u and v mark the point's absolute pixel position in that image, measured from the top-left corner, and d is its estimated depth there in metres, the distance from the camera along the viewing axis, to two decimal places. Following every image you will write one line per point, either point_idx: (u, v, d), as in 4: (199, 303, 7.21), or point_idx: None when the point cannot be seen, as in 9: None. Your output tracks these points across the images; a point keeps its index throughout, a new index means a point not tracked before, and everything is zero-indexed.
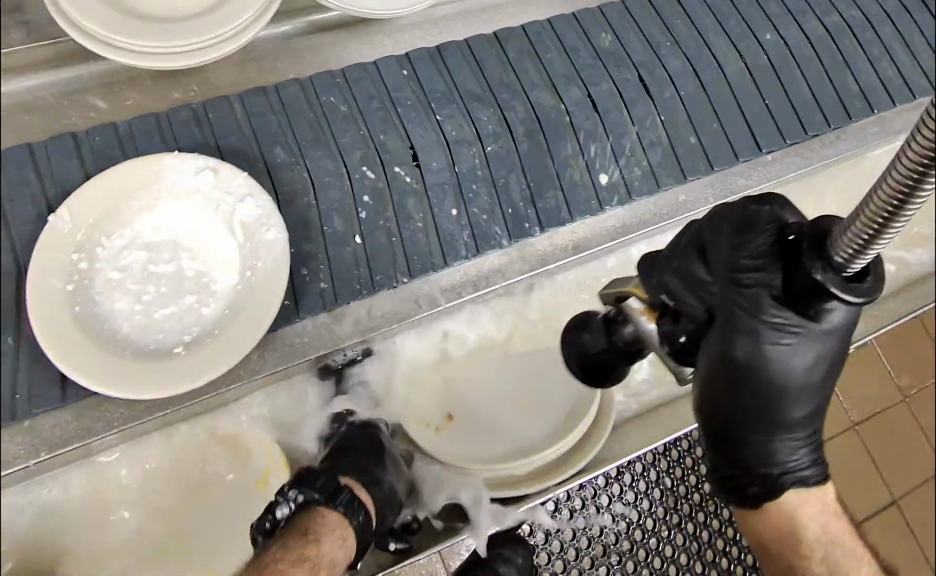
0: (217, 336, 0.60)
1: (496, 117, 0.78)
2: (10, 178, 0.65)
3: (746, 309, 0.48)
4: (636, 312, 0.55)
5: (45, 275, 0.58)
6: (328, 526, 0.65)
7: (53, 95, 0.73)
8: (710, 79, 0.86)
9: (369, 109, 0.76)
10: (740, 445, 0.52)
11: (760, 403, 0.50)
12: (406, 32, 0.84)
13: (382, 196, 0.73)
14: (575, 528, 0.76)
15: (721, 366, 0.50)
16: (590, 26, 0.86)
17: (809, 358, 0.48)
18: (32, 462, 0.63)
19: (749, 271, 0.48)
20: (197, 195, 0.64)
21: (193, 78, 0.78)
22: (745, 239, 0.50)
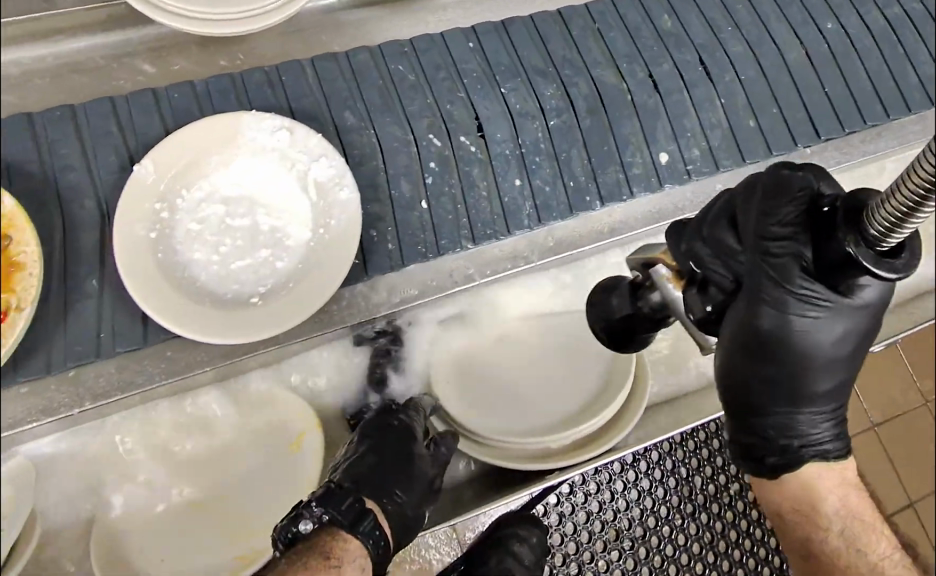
0: (292, 289, 0.63)
1: (560, 92, 0.79)
2: (95, 129, 0.68)
3: (776, 279, 0.50)
4: (663, 280, 0.55)
5: (131, 223, 0.61)
6: (349, 553, 0.59)
7: (103, 57, 0.76)
8: (770, 65, 0.86)
9: (436, 79, 0.77)
10: (763, 413, 0.54)
11: (782, 374, 0.52)
12: (448, 11, 0.85)
13: (448, 162, 0.74)
14: (588, 512, 0.76)
15: (749, 336, 0.52)
16: (652, 7, 0.86)
17: (837, 331, 0.51)
18: (76, 411, 0.65)
19: (779, 239, 0.50)
20: (272, 152, 0.66)
21: (239, 47, 0.79)
22: (775, 205, 0.50)
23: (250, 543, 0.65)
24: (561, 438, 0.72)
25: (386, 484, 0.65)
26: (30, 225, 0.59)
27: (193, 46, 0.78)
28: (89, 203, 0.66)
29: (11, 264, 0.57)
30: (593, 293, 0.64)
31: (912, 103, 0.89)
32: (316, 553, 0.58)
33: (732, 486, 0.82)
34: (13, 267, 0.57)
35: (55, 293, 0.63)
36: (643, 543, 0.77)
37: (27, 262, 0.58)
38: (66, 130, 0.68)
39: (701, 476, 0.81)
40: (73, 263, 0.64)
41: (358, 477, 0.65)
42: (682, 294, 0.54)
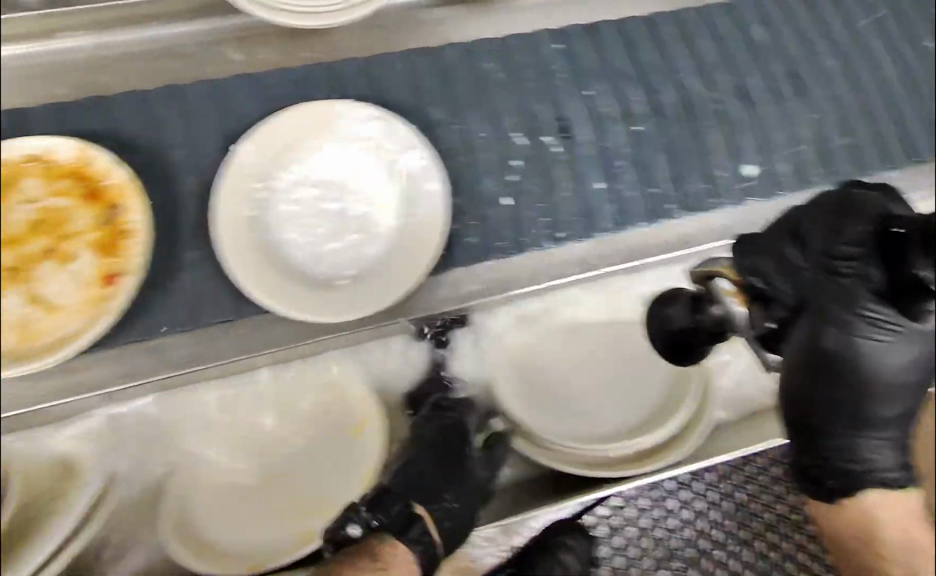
0: (380, 275, 0.65)
1: (645, 98, 0.80)
2: (200, 110, 0.72)
3: (841, 301, 0.52)
4: (727, 294, 0.54)
5: (234, 202, 0.64)
6: (394, 559, 0.64)
7: (194, 44, 0.73)
8: (865, 81, 0.84)
9: (524, 79, 0.78)
10: (819, 434, 0.57)
11: (850, 400, 0.54)
12: (531, 12, 0.81)
13: (531, 160, 0.75)
14: (639, 527, 0.76)
15: (814, 357, 0.53)
16: (745, 17, 0.85)
17: (906, 360, 0.53)
18: (157, 377, 0.67)
19: (847, 262, 0.51)
20: (365, 141, 0.68)
21: (324, 41, 0.77)
22: (842, 227, 0.52)
23: (308, 521, 0.68)
24: (623, 449, 0.72)
25: (432, 472, 0.71)
26: (138, 196, 0.63)
27: (277, 37, 0.76)
28: (191, 178, 0.69)
29: (122, 233, 0.62)
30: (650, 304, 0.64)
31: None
32: (371, 551, 0.63)
33: (794, 517, 0.79)
34: (123, 235, 0.62)
35: (160, 262, 0.67)
36: (695, 565, 0.75)
37: (134, 230, 0.62)
38: (173, 108, 0.71)
39: (759, 502, 0.79)
40: (178, 236, 0.68)
41: (414, 465, 0.71)
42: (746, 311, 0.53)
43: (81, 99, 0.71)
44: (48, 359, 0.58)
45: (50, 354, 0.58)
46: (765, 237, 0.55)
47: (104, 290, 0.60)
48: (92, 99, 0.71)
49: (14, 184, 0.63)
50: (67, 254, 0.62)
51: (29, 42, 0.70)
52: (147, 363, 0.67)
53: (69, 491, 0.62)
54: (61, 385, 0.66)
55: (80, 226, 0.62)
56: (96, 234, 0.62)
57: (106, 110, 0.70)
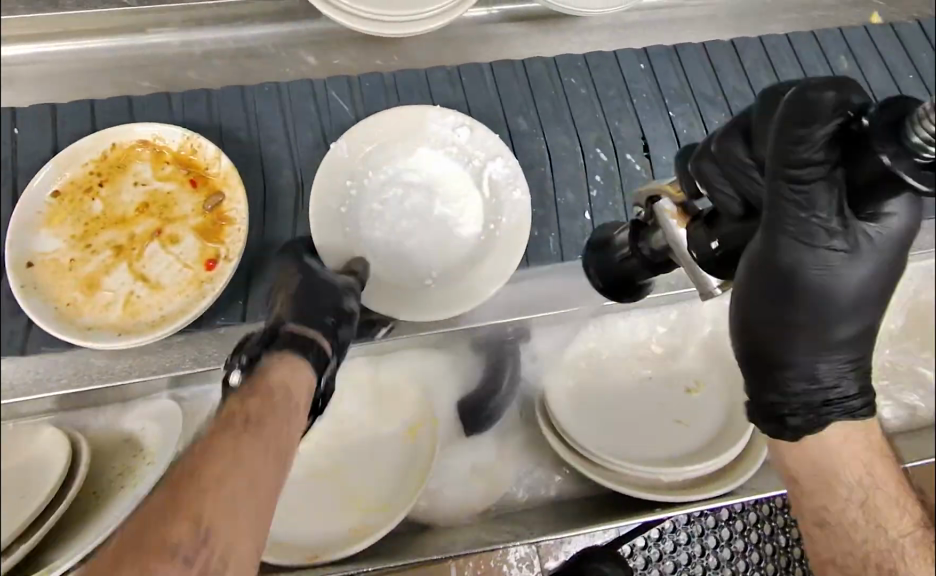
0: (464, 278, 0.68)
1: (727, 121, 0.80)
2: (298, 108, 0.75)
3: (796, 210, 0.42)
4: (666, 215, 0.50)
5: (323, 195, 0.66)
6: (278, 366, 0.57)
7: (277, 43, 0.77)
8: None
9: (608, 97, 0.80)
10: (778, 370, 0.47)
11: (805, 318, 0.46)
12: (599, 33, 0.84)
13: (612, 176, 0.77)
14: (677, 564, 0.66)
15: (761, 277, 0.45)
16: (830, 47, 0.86)
17: (866, 274, 0.44)
18: (223, 366, 0.67)
19: (805, 164, 0.41)
20: (452, 148, 0.70)
21: (395, 48, 0.80)
22: (807, 123, 0.40)
23: (363, 517, 0.66)
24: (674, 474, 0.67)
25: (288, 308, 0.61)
26: (240, 185, 0.66)
27: (352, 42, 0.79)
28: (287, 171, 0.73)
29: (224, 219, 0.66)
30: (592, 240, 0.71)
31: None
32: (238, 400, 0.53)
33: None
34: (225, 222, 0.66)
35: (258, 250, 0.70)
36: None
37: (237, 217, 0.66)
38: (271, 105, 0.75)
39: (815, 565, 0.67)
40: (272, 226, 0.71)
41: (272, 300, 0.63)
42: (685, 233, 0.50)
43: (187, 92, 0.75)
44: (155, 333, 0.61)
45: (157, 328, 0.62)
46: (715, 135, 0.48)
47: (207, 273, 0.64)
48: (197, 92, 0.75)
49: (125, 167, 0.67)
50: (172, 236, 0.66)
51: (129, 36, 0.74)
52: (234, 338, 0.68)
53: (136, 467, 0.62)
54: (142, 362, 0.66)
55: (185, 209, 0.67)
56: (200, 219, 0.66)
57: (209, 103, 0.74)
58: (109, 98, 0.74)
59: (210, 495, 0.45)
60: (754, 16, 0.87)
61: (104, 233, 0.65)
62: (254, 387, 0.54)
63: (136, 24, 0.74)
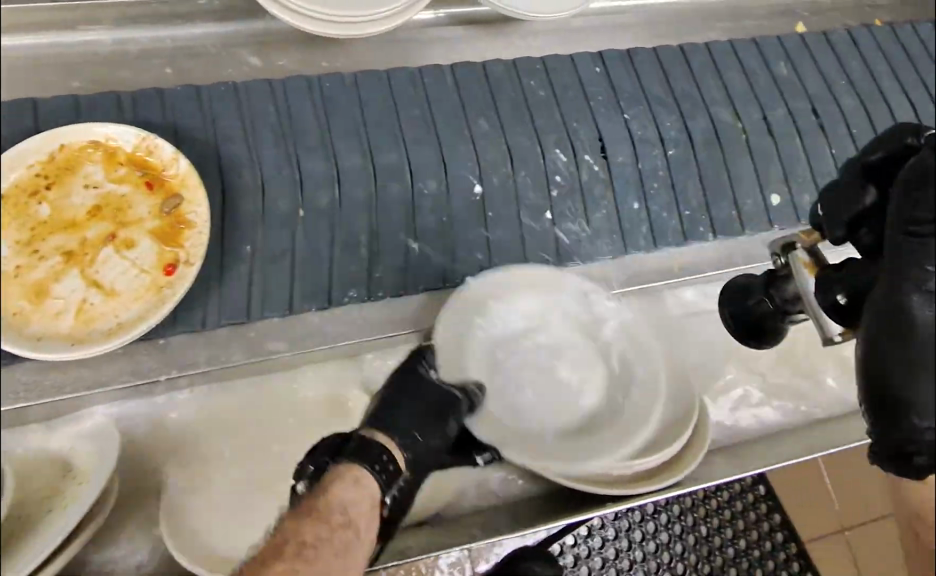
0: (592, 435, 0.66)
1: (678, 123, 0.83)
2: (255, 108, 0.74)
3: (915, 255, 0.43)
4: (799, 263, 0.54)
5: (445, 344, 0.67)
6: (333, 476, 0.58)
7: (214, 44, 0.78)
8: (882, 123, 0.89)
9: (566, 98, 0.82)
10: (906, 407, 0.42)
11: (924, 350, 0.42)
12: (540, 37, 0.87)
13: (571, 176, 0.78)
14: (604, 558, 0.73)
15: (883, 311, 0.43)
16: (770, 54, 0.90)
17: None
18: (165, 376, 0.66)
19: (924, 222, 0.43)
20: (565, 291, 0.71)
21: (341, 49, 0.81)
22: (923, 188, 0.43)
23: None
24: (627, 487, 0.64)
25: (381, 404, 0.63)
26: (201, 188, 0.66)
27: (297, 45, 0.81)
28: (246, 173, 0.71)
29: (182, 223, 0.65)
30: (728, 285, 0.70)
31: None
32: (291, 522, 0.56)
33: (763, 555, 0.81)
34: (184, 226, 0.65)
35: (214, 252, 0.68)
36: None
37: (197, 220, 0.65)
38: (229, 106, 0.73)
39: (716, 540, 0.78)
40: (230, 228, 0.69)
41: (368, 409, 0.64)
42: (813, 285, 0.53)
43: (139, 91, 0.73)
44: (114, 342, 0.58)
45: (115, 338, 0.58)
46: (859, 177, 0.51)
47: (166, 278, 0.62)
48: (149, 91, 0.72)
49: (75, 169, 0.62)
50: (127, 239, 0.60)
51: (57, 33, 0.74)
52: (193, 350, 0.67)
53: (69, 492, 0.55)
54: (98, 370, 0.64)
55: (141, 212, 0.63)
56: (158, 222, 0.63)
57: (162, 102, 0.72)
58: (54, 96, 0.70)
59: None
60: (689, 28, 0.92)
61: (52, 238, 0.53)
62: (309, 505, 0.56)
63: (67, 21, 0.74)
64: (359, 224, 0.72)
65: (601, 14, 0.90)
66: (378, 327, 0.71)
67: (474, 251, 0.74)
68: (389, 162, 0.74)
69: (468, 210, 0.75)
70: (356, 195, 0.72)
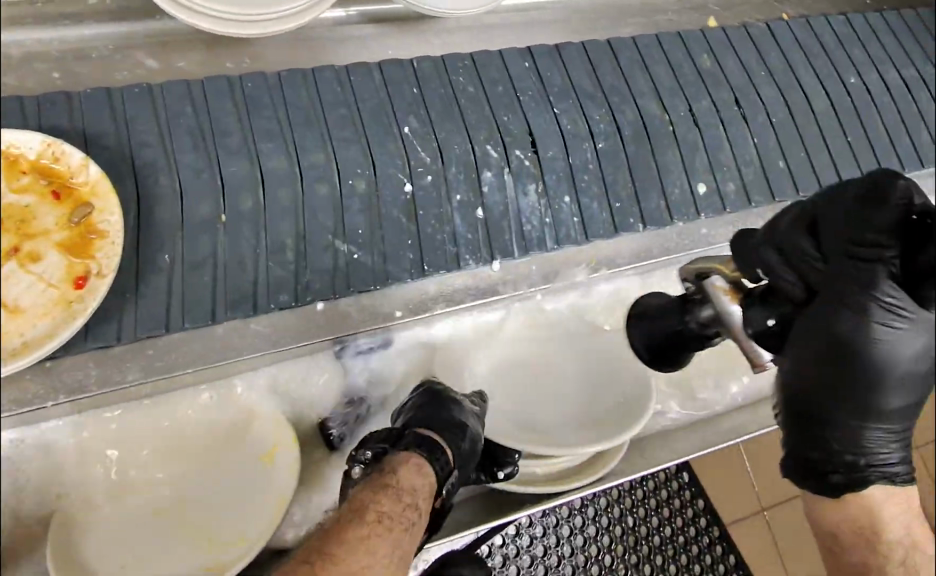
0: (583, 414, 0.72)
1: (607, 116, 0.84)
2: (170, 109, 0.71)
3: (858, 282, 0.47)
4: (718, 291, 0.56)
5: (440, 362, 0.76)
6: (401, 460, 0.61)
7: (107, 46, 0.74)
8: (799, 111, 0.92)
9: (495, 93, 0.81)
10: (827, 430, 0.49)
11: (860, 386, 0.48)
12: (454, 34, 0.85)
13: (502, 172, 0.78)
14: (533, 556, 0.75)
15: (821, 343, 0.48)
16: (694, 46, 0.92)
17: (919, 351, 0.47)
18: (50, 403, 0.63)
19: (868, 245, 0.48)
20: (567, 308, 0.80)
21: (245, 50, 0.77)
22: (868, 214, 0.49)
23: (217, 553, 0.60)
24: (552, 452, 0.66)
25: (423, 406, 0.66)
26: (113, 194, 0.62)
27: (195, 45, 0.76)
28: (164, 178, 0.68)
29: (93, 233, 0.61)
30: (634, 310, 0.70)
31: (924, 156, 0.95)
32: (366, 494, 0.58)
33: (691, 541, 0.83)
34: (95, 235, 0.61)
35: (129, 260, 0.65)
36: None
37: (109, 229, 0.61)
38: (142, 108, 0.70)
39: (643, 529, 0.80)
40: (146, 235, 0.66)
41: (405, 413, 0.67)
42: (738, 309, 0.55)
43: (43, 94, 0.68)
44: (19, 360, 0.54)
45: (21, 356, 0.55)
46: (775, 227, 0.53)
47: (75, 292, 0.58)
48: (55, 94, 0.68)
49: None
50: (32, 253, 0.59)
51: None
52: (86, 371, 0.64)
53: None
54: (7, 392, 0.62)
55: (47, 222, 0.61)
56: (66, 233, 0.60)
57: (70, 105, 0.68)
58: None
59: (343, 535, 0.55)
60: (611, 20, 0.93)
61: None
62: (380, 478, 0.59)
63: None
64: (286, 227, 0.70)
65: (519, 9, 0.89)
66: (284, 334, 0.70)
67: (405, 250, 0.73)
68: (315, 164, 0.72)
69: (398, 210, 0.74)
70: (282, 197, 0.70)
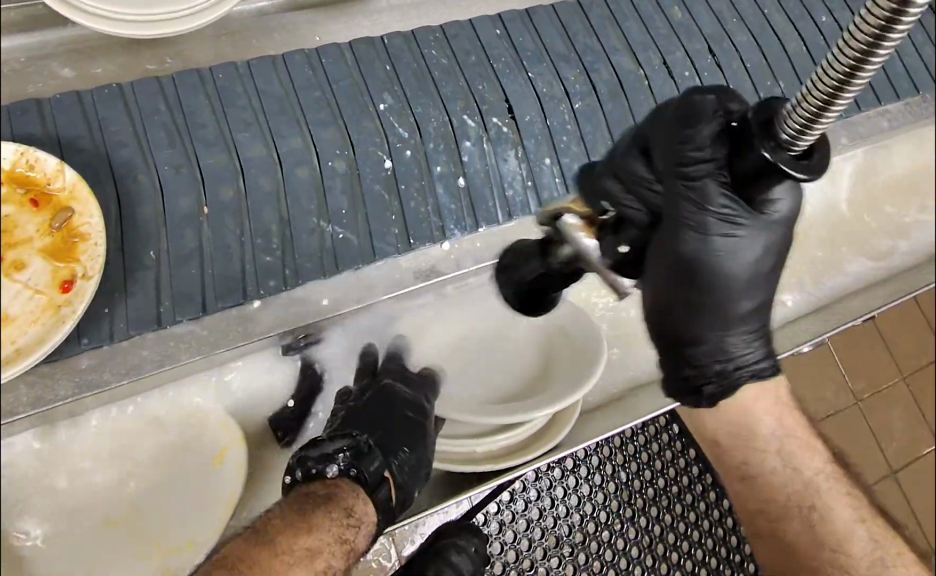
0: (536, 380, 0.72)
1: (582, 76, 0.83)
2: (143, 107, 0.70)
3: (694, 200, 0.47)
4: None
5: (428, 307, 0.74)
6: (369, 517, 0.58)
7: (23, 58, 0.72)
8: (773, 53, 0.91)
9: (468, 63, 0.80)
10: (691, 344, 0.52)
11: (708, 296, 0.50)
12: (384, 15, 0.83)
13: (481, 140, 0.78)
14: (529, 519, 0.76)
15: (672, 265, 0.49)
16: None
17: (757, 251, 0.49)
18: (15, 415, 0.62)
19: (697, 161, 0.46)
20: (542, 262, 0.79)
21: (168, 50, 0.76)
22: (687, 128, 0.46)
23: (165, 560, 0.62)
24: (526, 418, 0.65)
25: (406, 441, 0.63)
26: (91, 197, 0.61)
27: (120, 49, 0.75)
28: (143, 175, 0.67)
29: (75, 235, 0.60)
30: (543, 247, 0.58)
31: (882, 95, 0.96)
32: (322, 525, 0.56)
33: (691, 487, 0.84)
34: (78, 238, 0.60)
35: (115, 261, 0.65)
36: (582, 551, 0.76)
37: (91, 232, 0.60)
38: (116, 108, 0.69)
39: (637, 483, 0.81)
40: (132, 233, 0.66)
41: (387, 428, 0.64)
42: None
43: (13, 102, 0.68)
44: (9, 368, 0.54)
45: (11, 365, 0.55)
46: (613, 157, 0.51)
47: (62, 296, 0.58)
48: (25, 102, 0.68)
49: None
50: (17, 261, 0.59)
51: None
52: (16, 391, 0.62)
53: None
54: None
55: (28, 230, 0.60)
56: (48, 239, 0.60)
57: (42, 111, 0.68)
58: None
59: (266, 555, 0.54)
60: None
61: None
62: (342, 526, 0.57)
63: None
64: (268, 213, 0.69)
65: None
66: (225, 338, 0.67)
67: (390, 226, 0.73)
68: (294, 147, 0.71)
69: (378, 185, 0.73)
70: (262, 184, 0.70)
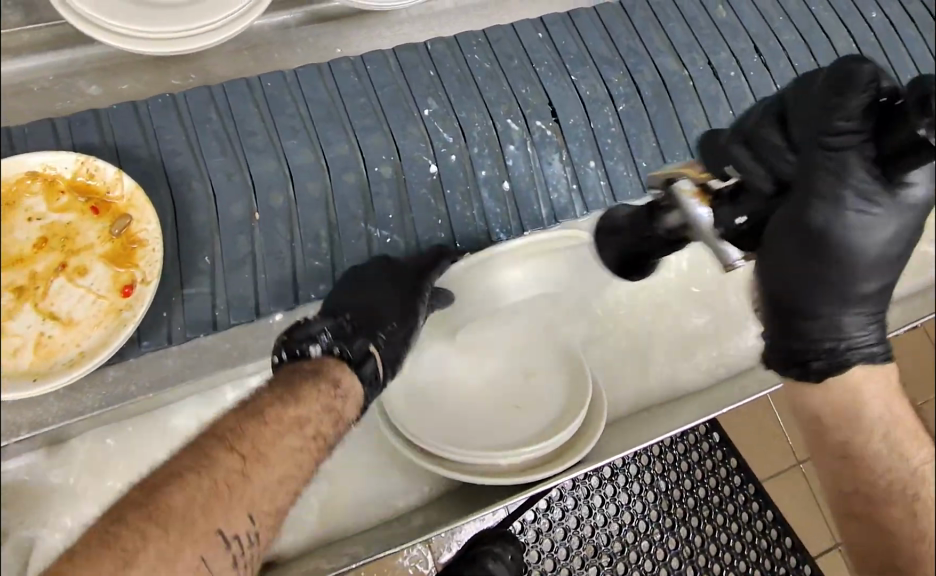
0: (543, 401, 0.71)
1: (625, 78, 0.83)
2: (193, 113, 0.72)
3: (831, 172, 0.48)
4: (686, 194, 0.54)
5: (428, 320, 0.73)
6: (351, 385, 0.61)
7: (52, 75, 0.72)
8: (821, 51, 0.89)
9: (510, 66, 0.80)
10: (805, 317, 0.51)
11: (829, 272, 0.50)
12: (406, 25, 0.82)
13: (525, 144, 0.78)
14: (566, 527, 0.77)
15: (797, 232, 0.49)
16: None
17: (887, 233, 0.49)
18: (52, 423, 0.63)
19: (843, 133, 0.47)
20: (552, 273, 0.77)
21: (191, 66, 0.76)
22: (838, 99, 0.47)
23: None
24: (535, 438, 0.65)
25: (395, 315, 0.66)
26: (149, 205, 0.63)
27: (145, 64, 0.75)
28: (196, 183, 0.69)
29: (135, 242, 0.62)
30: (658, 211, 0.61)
31: None
32: (307, 400, 0.57)
33: (734, 497, 0.83)
34: (138, 245, 0.62)
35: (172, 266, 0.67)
36: (621, 560, 0.77)
37: (150, 239, 0.62)
38: (171, 119, 0.71)
39: (676, 492, 0.81)
40: (187, 240, 0.68)
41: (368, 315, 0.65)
42: (706, 211, 0.53)
43: (74, 113, 0.70)
44: (75, 371, 0.58)
45: (75, 368, 0.58)
46: (747, 126, 0.53)
47: (124, 300, 0.61)
48: (83, 112, 0.70)
49: (14, 203, 0.61)
50: (78, 267, 0.61)
51: None
52: (46, 402, 0.63)
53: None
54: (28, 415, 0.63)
55: (90, 237, 0.62)
56: (109, 245, 0.62)
57: (99, 121, 0.70)
58: None
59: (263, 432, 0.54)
60: None
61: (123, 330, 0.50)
62: (329, 396, 0.58)
63: None
64: (317, 218, 0.71)
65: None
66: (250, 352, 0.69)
67: (436, 230, 0.75)
68: (340, 154, 0.72)
69: (424, 190, 0.74)
70: (311, 190, 0.71)
